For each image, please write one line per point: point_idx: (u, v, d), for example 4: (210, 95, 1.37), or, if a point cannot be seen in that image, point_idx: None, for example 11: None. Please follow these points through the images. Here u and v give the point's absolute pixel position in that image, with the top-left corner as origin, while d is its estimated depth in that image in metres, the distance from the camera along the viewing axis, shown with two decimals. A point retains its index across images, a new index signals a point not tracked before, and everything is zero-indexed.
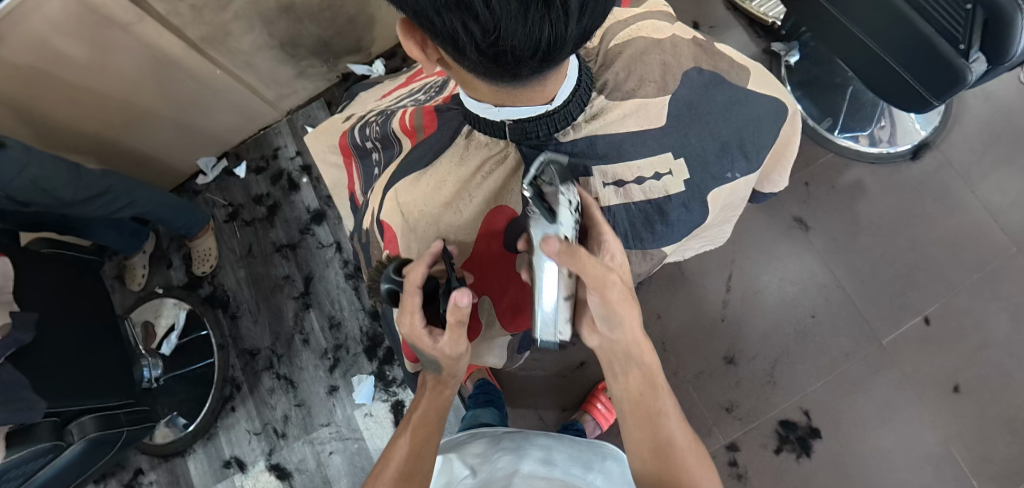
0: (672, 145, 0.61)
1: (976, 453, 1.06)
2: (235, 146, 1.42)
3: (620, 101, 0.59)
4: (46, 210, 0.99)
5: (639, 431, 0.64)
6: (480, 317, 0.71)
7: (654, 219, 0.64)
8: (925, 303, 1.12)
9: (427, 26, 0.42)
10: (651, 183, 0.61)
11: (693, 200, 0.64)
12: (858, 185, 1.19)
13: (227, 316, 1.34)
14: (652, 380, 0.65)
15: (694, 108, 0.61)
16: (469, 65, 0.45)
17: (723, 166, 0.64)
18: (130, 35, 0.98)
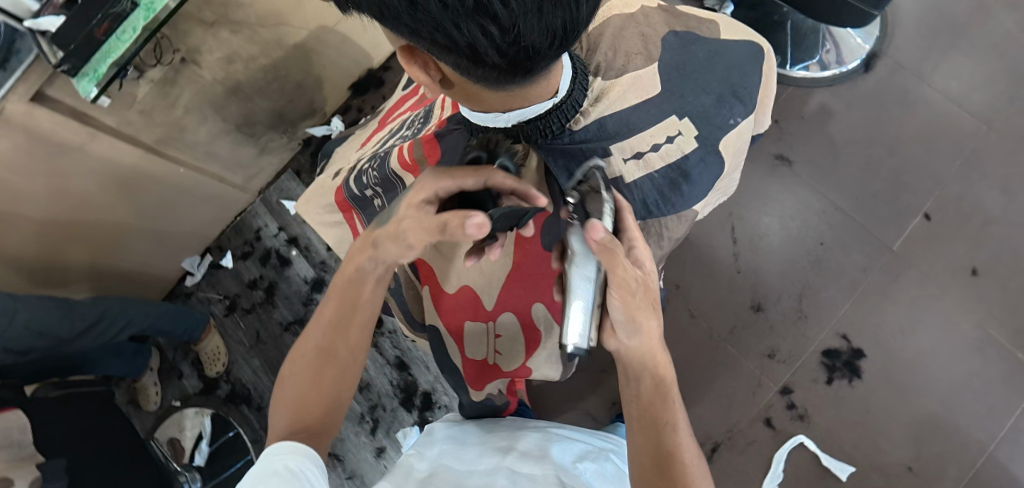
0: (674, 109, 0.64)
1: (1012, 327, 1.08)
2: (216, 239, 1.40)
3: (615, 79, 0.64)
4: (46, 352, 0.96)
5: (641, 441, 0.56)
6: (536, 326, 0.72)
7: (679, 182, 0.64)
8: (920, 201, 1.15)
9: (443, 42, 0.42)
10: (666, 147, 0.63)
11: (709, 153, 0.65)
12: (825, 110, 1.22)
13: (253, 410, 1.30)
14: (664, 394, 0.56)
15: (682, 68, 0.65)
16: (487, 71, 0.46)
17: (726, 113, 0.65)
18: (87, 157, 0.96)
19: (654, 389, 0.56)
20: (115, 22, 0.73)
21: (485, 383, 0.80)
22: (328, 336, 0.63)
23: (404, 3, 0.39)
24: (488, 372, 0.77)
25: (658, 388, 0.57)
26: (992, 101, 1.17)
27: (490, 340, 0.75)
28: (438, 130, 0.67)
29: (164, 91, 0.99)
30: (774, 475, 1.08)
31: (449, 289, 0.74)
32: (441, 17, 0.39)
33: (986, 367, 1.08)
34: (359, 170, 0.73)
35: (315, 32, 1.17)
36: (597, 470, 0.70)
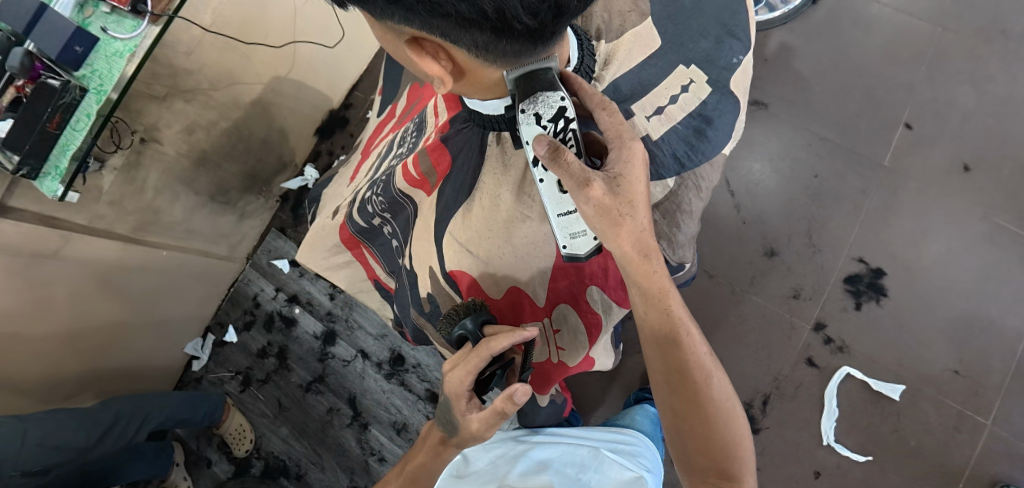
0: (679, 58, 0.65)
1: (1014, 212, 1.10)
2: (214, 317, 1.35)
3: (617, 39, 0.64)
4: (66, 470, 0.90)
5: (659, 360, 0.59)
6: (596, 310, 0.62)
7: (703, 128, 0.64)
8: (897, 112, 1.17)
9: (468, 14, 0.42)
10: (683, 97, 0.63)
11: (724, 95, 0.65)
12: (785, 48, 1.24)
13: (293, 480, 1.25)
14: (675, 342, 0.58)
15: (675, 19, 0.65)
16: (512, 39, 0.45)
17: (728, 54, 0.66)
18: (66, 261, 0.92)
19: (663, 325, 0.58)
20: (67, 113, 0.67)
21: (552, 385, 0.73)
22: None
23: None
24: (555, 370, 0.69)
25: (663, 315, 0.58)
26: (938, 3, 1.21)
27: (551, 337, 0.66)
28: (442, 135, 0.64)
29: (130, 175, 0.95)
30: (829, 413, 1.08)
31: (494, 293, 0.63)
32: None
33: (1003, 256, 1.09)
34: (361, 201, 0.72)
35: (270, 84, 1.15)
36: (601, 477, 0.75)
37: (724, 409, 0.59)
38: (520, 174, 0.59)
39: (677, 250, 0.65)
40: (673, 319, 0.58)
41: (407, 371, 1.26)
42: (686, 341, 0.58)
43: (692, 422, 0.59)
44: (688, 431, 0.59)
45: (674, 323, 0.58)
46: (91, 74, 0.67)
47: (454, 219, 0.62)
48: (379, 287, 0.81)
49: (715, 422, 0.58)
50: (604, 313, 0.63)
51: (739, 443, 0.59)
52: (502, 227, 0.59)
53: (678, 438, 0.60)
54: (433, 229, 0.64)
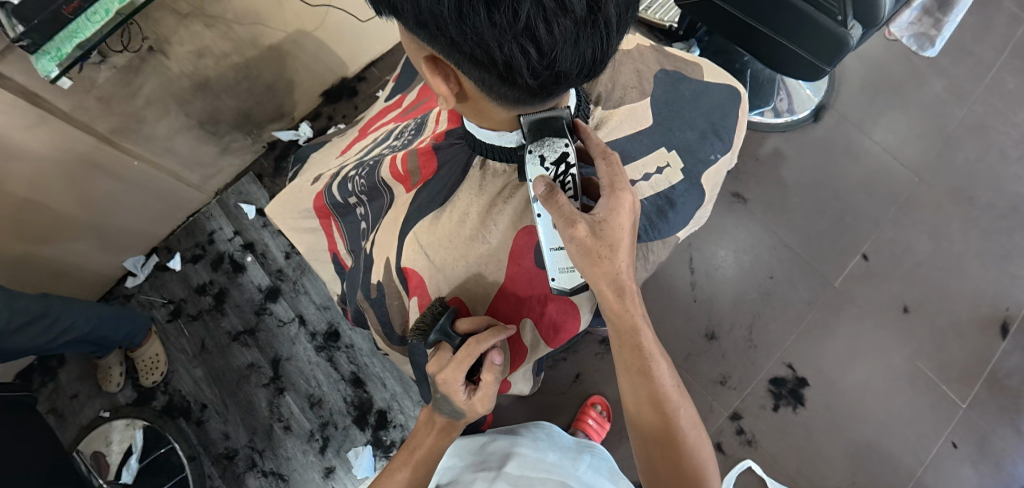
0: (662, 141, 0.65)
1: (937, 361, 1.18)
2: (164, 240, 1.32)
3: (614, 109, 0.65)
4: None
5: (627, 382, 0.62)
6: (524, 339, 0.65)
7: (666, 210, 0.64)
8: (859, 242, 1.25)
9: (480, 58, 0.43)
10: (656, 177, 0.64)
11: (693, 186, 0.66)
12: (777, 153, 1.32)
13: (191, 424, 1.22)
14: (645, 376, 0.61)
15: (670, 105, 0.67)
16: (509, 91, 0.47)
17: (708, 149, 0.67)
18: (32, 140, 0.91)
19: (633, 357, 0.61)
20: (86, 2, 0.68)
21: None
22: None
23: (454, 17, 0.40)
24: None
25: (634, 349, 0.61)
26: (923, 155, 1.30)
27: None
28: (436, 142, 0.66)
29: (127, 79, 0.95)
30: None
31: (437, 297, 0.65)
32: (487, 34, 0.40)
33: (916, 399, 1.17)
34: (344, 177, 0.73)
35: (292, 35, 1.16)
36: (592, 470, 0.77)
37: (692, 440, 0.61)
38: (494, 202, 0.61)
39: None
40: (639, 341, 0.60)
41: (338, 349, 1.25)
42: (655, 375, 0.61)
43: (660, 444, 0.61)
44: (658, 455, 0.61)
45: (642, 355, 0.61)
46: None
47: (422, 220, 0.63)
48: (335, 261, 0.81)
49: (682, 447, 0.61)
50: (531, 344, 0.66)
51: (709, 476, 0.60)
52: (462, 245, 0.61)
53: (648, 447, 0.62)
54: (401, 224, 0.65)
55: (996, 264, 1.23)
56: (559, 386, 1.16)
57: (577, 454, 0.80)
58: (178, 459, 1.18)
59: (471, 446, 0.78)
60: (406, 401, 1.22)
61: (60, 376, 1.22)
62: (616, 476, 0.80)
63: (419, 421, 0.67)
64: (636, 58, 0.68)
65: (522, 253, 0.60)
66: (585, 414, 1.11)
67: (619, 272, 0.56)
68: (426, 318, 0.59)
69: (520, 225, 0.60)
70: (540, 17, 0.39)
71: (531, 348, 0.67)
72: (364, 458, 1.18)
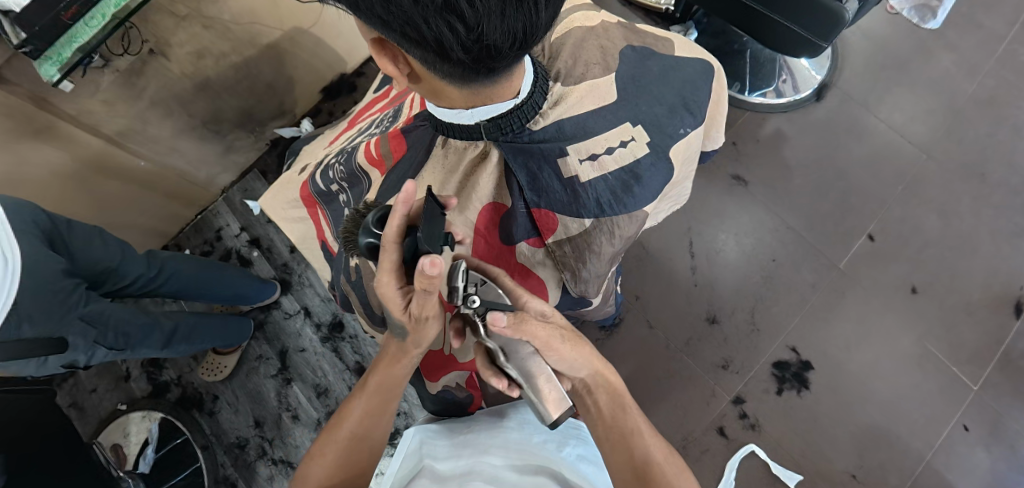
0: (628, 116, 0.64)
1: (947, 342, 1.16)
2: (174, 237, 1.37)
3: (574, 85, 0.64)
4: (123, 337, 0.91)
5: (615, 442, 0.65)
6: None
7: (631, 184, 0.64)
8: (865, 222, 1.23)
9: (411, 36, 0.44)
10: (620, 151, 0.63)
11: (659, 159, 0.66)
12: (779, 135, 1.29)
13: (204, 414, 1.26)
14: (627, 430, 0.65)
15: (637, 80, 0.66)
16: (447, 68, 0.48)
17: (676, 124, 0.67)
18: (43, 143, 0.95)
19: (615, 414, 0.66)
20: (84, 7, 0.70)
21: (444, 375, 0.84)
22: (363, 423, 0.66)
23: None
24: (443, 363, 0.83)
25: (613, 407, 0.66)
26: (932, 132, 1.27)
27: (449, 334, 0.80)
28: (406, 125, 0.67)
29: (130, 81, 0.98)
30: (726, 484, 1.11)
31: None
32: (412, 12, 0.41)
33: (925, 381, 1.14)
34: (326, 165, 0.75)
35: (289, 33, 1.18)
36: (580, 452, 0.71)
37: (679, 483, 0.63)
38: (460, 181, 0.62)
39: (579, 284, 0.67)
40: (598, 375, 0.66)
41: (342, 339, 1.27)
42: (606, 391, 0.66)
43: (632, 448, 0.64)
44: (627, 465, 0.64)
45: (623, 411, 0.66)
46: None
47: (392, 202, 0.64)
48: (323, 249, 0.82)
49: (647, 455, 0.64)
50: None
51: None
52: None
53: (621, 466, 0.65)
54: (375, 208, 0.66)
55: (1009, 242, 1.19)
56: None
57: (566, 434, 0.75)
58: (192, 448, 1.22)
59: (457, 434, 0.77)
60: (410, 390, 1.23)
61: (80, 372, 1.27)
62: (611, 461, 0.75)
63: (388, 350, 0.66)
64: (600, 35, 0.68)
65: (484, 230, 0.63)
66: None
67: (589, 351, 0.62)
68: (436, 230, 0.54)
69: (485, 199, 0.62)
70: None
71: None
72: None
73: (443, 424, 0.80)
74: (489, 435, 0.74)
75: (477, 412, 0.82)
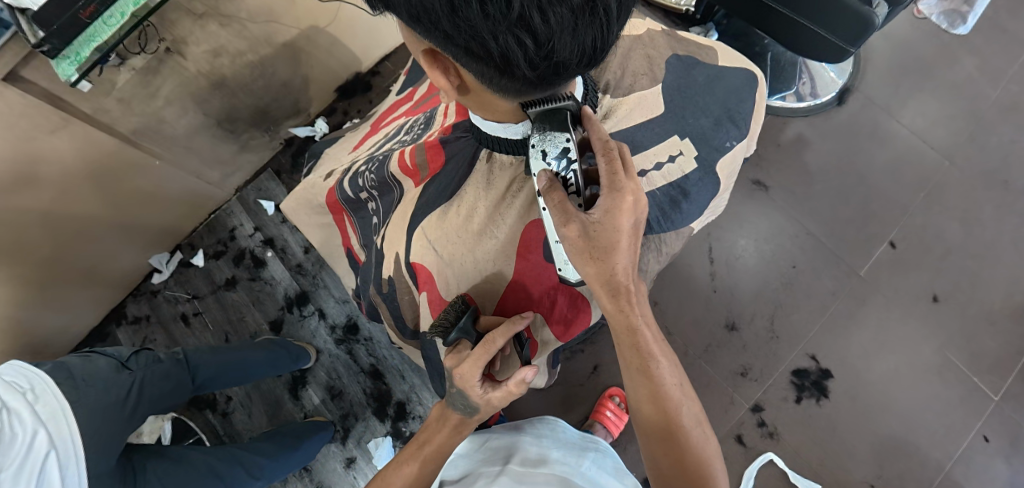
0: (675, 129, 0.64)
1: (968, 352, 1.15)
2: (188, 236, 1.35)
3: (623, 97, 0.64)
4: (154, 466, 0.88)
5: (630, 381, 0.61)
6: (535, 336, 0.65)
7: (679, 200, 0.64)
8: (886, 229, 1.21)
9: (475, 51, 0.42)
10: (668, 166, 0.63)
11: (707, 175, 0.65)
12: (799, 139, 1.28)
13: (217, 416, 1.25)
14: (645, 375, 0.60)
15: (683, 91, 0.65)
16: (508, 83, 0.46)
17: (722, 136, 0.66)
18: (60, 142, 0.94)
19: (635, 356, 0.60)
20: (103, 6, 0.69)
21: None
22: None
23: (446, 10, 0.39)
24: None
25: (634, 349, 0.60)
26: (954, 136, 1.25)
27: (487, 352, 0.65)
28: (443, 136, 0.65)
29: (146, 80, 0.97)
30: None
31: (445, 293, 0.63)
32: (481, 27, 0.40)
33: (945, 391, 1.13)
34: (355, 173, 0.73)
35: (306, 32, 1.17)
36: (597, 467, 0.76)
37: (698, 439, 0.60)
38: (499, 196, 0.61)
39: None
40: (639, 339, 0.59)
41: (358, 342, 1.27)
42: (629, 375, 0.61)
43: (670, 440, 0.60)
44: (661, 451, 0.61)
45: (640, 349, 0.60)
46: None
47: (430, 215, 0.63)
48: (349, 256, 0.82)
49: (688, 446, 0.60)
50: (542, 342, 0.66)
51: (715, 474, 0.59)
52: (469, 239, 0.61)
53: (661, 458, 0.61)
54: (409, 220, 0.65)
55: None
56: (577, 378, 1.16)
57: (582, 450, 0.80)
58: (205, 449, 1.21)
59: (473, 446, 0.79)
60: (426, 393, 1.23)
61: None
62: (625, 476, 0.79)
63: (432, 416, 0.68)
64: (646, 44, 0.67)
65: (530, 247, 0.61)
66: (603, 406, 1.11)
67: (622, 271, 0.55)
68: (448, 315, 0.59)
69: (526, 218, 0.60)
70: (534, 8, 0.39)
71: (542, 344, 0.67)
72: (383, 448, 1.19)
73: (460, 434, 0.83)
74: (510, 445, 0.76)
75: (495, 426, 0.86)
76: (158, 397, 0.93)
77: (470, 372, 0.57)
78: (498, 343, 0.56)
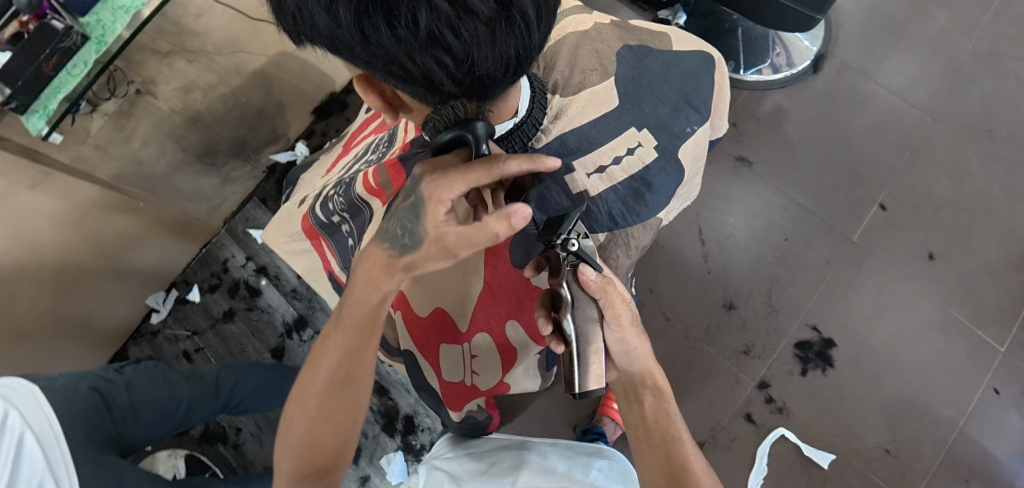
0: (632, 120, 0.65)
1: (969, 306, 1.14)
2: (181, 273, 1.36)
3: (573, 96, 0.65)
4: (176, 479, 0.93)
5: (648, 416, 0.66)
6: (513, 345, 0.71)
7: (642, 191, 0.64)
8: (875, 192, 1.20)
9: (397, 73, 0.43)
10: (627, 159, 0.64)
11: (669, 163, 0.65)
12: (778, 111, 1.27)
13: (229, 448, 1.25)
14: (664, 402, 0.66)
15: (637, 82, 0.66)
16: (439, 99, 0.47)
17: (683, 123, 0.65)
18: (42, 196, 0.94)
19: (653, 399, 0.66)
20: (65, 56, 0.70)
21: (464, 402, 0.77)
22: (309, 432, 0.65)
23: (358, 38, 0.40)
24: (464, 395, 0.77)
25: (653, 390, 0.66)
26: (933, 91, 1.24)
27: (467, 361, 0.74)
28: (403, 153, 0.67)
29: (120, 124, 0.97)
30: (758, 470, 1.10)
31: None
32: (395, 50, 0.41)
33: (950, 348, 1.12)
34: (325, 197, 0.74)
35: (275, 58, 1.18)
36: (603, 475, 0.77)
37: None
38: None
39: None
40: (663, 390, 0.66)
41: None
42: (616, 366, 0.66)
43: (658, 432, 0.65)
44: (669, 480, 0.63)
45: (658, 392, 0.66)
46: (94, 22, 0.72)
47: None
48: (331, 279, 0.81)
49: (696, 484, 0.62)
50: (518, 345, 0.71)
51: None
52: None
53: (646, 455, 0.65)
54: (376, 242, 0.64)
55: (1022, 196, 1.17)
56: None
57: (584, 459, 0.81)
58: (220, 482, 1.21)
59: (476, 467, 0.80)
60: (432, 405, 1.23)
61: None
62: (627, 480, 0.80)
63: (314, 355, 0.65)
64: (594, 38, 0.67)
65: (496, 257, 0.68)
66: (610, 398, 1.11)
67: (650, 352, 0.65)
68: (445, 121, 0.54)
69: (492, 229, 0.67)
70: (443, 26, 0.39)
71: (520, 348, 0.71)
72: (396, 463, 1.19)
73: (456, 452, 0.86)
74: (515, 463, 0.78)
75: (495, 441, 0.87)
76: (182, 391, 0.98)
77: (456, 189, 0.51)
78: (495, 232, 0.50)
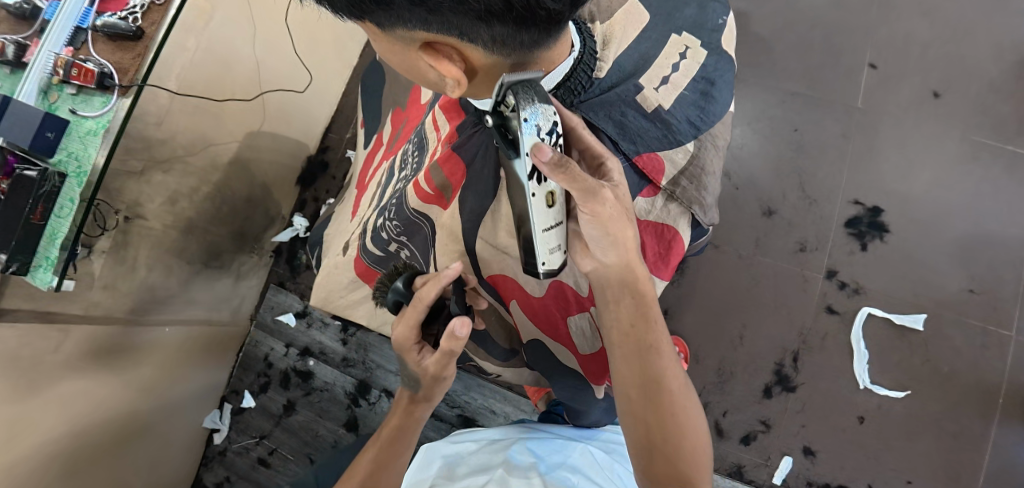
0: (670, 28, 0.68)
1: (990, 126, 1.14)
2: (228, 385, 1.32)
3: (610, 19, 0.67)
4: None
5: (626, 364, 0.63)
6: None
7: (709, 88, 0.67)
8: (860, 55, 1.21)
9: (497, 7, 0.43)
10: (684, 63, 0.67)
11: (717, 55, 0.70)
12: (739, 14, 1.26)
13: None
14: (647, 321, 0.63)
15: None
16: (529, 30, 0.47)
17: (713, 17, 0.70)
18: (68, 356, 0.89)
19: (637, 323, 0.63)
20: (49, 202, 0.65)
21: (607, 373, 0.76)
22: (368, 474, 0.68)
23: None
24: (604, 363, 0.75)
25: (638, 315, 0.63)
26: None
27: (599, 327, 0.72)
28: (454, 143, 0.65)
29: (121, 256, 0.93)
30: (859, 356, 1.09)
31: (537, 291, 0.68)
32: None
33: (989, 171, 1.12)
34: (374, 230, 0.73)
35: (246, 140, 1.14)
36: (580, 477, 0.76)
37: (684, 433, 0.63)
38: None
39: (706, 211, 0.69)
40: (649, 314, 0.63)
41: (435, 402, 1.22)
42: (593, 256, 0.62)
43: (641, 370, 0.63)
44: (646, 414, 0.63)
45: (645, 323, 0.63)
46: (66, 158, 0.67)
47: (484, 222, 0.66)
48: None
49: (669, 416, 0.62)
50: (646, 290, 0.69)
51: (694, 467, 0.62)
52: None
53: (628, 402, 0.64)
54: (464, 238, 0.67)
55: (994, 8, 1.19)
56: None
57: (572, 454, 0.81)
58: None
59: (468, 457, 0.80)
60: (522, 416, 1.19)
61: None
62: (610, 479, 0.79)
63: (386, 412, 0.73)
64: None
65: None
66: None
67: (637, 256, 0.61)
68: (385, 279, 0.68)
69: None
70: None
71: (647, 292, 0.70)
72: None
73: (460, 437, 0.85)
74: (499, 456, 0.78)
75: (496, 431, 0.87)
76: None
77: (404, 331, 0.64)
78: (427, 298, 0.61)
